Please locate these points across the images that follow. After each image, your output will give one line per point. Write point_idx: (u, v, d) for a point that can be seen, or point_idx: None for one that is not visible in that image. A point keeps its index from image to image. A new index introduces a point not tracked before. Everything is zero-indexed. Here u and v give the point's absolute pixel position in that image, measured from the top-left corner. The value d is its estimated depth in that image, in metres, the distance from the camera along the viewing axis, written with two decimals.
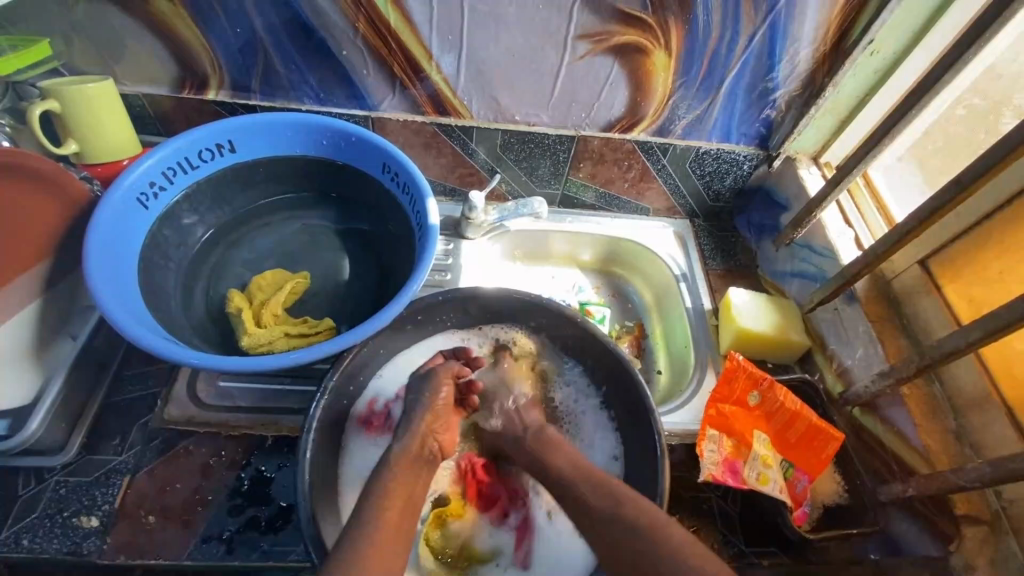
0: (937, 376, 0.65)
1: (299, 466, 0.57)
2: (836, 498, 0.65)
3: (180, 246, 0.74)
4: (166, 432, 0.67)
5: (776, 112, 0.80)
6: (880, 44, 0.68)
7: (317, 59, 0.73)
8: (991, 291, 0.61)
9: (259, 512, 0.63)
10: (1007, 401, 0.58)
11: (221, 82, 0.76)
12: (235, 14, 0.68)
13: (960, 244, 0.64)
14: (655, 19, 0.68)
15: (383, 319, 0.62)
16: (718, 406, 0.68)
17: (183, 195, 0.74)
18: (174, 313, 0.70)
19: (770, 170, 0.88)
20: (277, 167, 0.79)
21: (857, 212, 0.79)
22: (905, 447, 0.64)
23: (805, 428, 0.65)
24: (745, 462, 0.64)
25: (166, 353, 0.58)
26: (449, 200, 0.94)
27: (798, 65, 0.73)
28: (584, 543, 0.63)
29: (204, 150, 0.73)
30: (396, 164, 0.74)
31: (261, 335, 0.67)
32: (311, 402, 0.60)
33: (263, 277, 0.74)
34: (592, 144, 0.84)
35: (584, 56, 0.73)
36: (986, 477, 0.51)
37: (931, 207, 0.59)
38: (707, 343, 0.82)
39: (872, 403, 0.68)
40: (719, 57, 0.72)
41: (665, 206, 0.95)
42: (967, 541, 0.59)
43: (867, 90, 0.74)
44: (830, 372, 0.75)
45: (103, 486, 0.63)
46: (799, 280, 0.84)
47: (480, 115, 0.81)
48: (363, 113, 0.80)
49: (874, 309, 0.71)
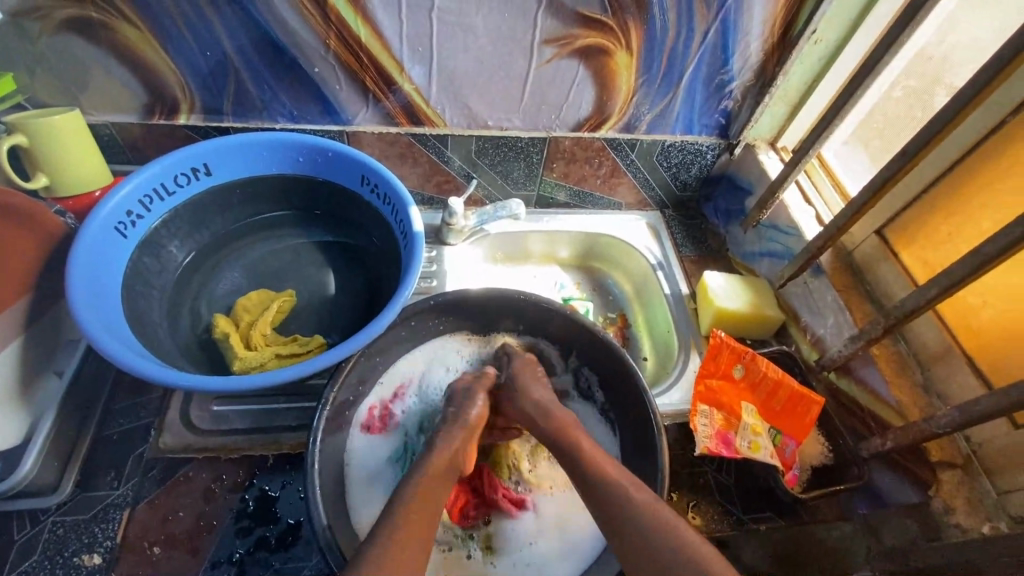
0: (902, 335, 0.70)
1: (306, 478, 0.57)
2: (822, 458, 0.69)
3: (161, 272, 0.74)
4: (164, 461, 0.66)
5: (733, 103, 0.85)
6: (822, 34, 0.74)
7: (288, 78, 0.74)
8: (941, 252, 0.66)
9: (267, 532, 0.63)
10: (968, 352, 0.63)
11: (192, 107, 0.76)
12: (204, 37, 0.68)
13: (911, 212, 0.69)
14: (615, 21, 0.71)
15: (376, 329, 0.63)
16: (706, 382, 0.72)
17: (161, 221, 0.73)
18: (162, 339, 0.69)
19: (731, 157, 0.93)
20: (254, 188, 0.79)
21: (815, 191, 0.85)
22: (879, 404, 0.69)
23: (787, 394, 0.69)
24: (736, 432, 0.68)
25: (165, 377, 0.58)
26: (428, 209, 0.96)
27: (750, 57, 0.78)
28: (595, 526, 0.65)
29: (180, 174, 0.73)
30: (375, 175, 0.75)
31: (252, 358, 0.67)
32: (313, 415, 0.61)
33: (248, 298, 0.74)
34: (563, 144, 0.87)
35: (550, 60, 0.76)
36: (955, 422, 0.55)
37: (882, 179, 0.64)
38: (688, 325, 0.86)
39: (846, 367, 0.72)
40: (677, 53, 0.76)
41: (636, 200, 0.99)
42: (945, 484, 0.63)
43: (815, 76, 0.80)
44: (804, 343, 0.81)
45: (103, 522, 0.62)
46: (767, 258, 0.89)
47: (454, 123, 0.83)
48: (338, 128, 0.81)
49: (840, 280, 0.76)
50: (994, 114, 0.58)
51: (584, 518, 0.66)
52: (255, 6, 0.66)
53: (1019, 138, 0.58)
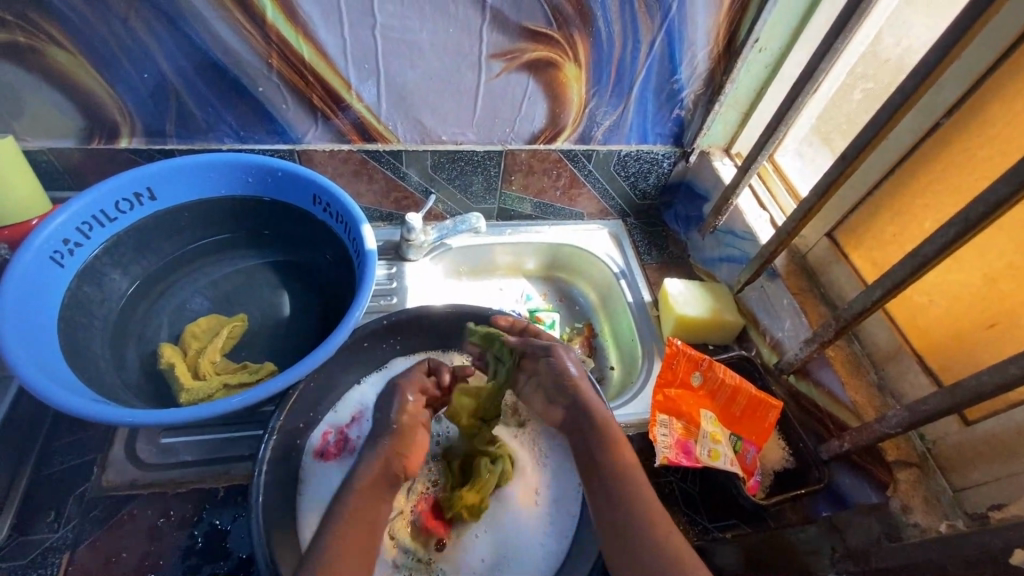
0: (856, 335, 0.70)
1: (252, 510, 0.56)
2: (783, 463, 0.70)
3: (104, 301, 0.71)
4: (108, 499, 0.63)
5: (686, 111, 0.86)
6: (764, 43, 0.76)
7: (232, 98, 0.73)
8: (887, 251, 0.67)
9: (216, 569, 0.60)
10: (918, 350, 0.63)
11: (133, 130, 0.74)
12: (140, 58, 0.67)
13: (858, 215, 0.70)
14: (562, 33, 0.72)
15: (326, 350, 0.61)
16: (665, 391, 0.72)
17: (102, 248, 0.71)
18: (104, 372, 0.66)
19: (688, 164, 0.94)
20: (203, 211, 0.77)
21: (769, 195, 0.86)
22: (837, 406, 0.69)
23: (747, 400, 0.70)
24: (697, 440, 0.68)
25: (102, 416, 0.55)
26: (386, 225, 0.95)
27: (698, 66, 0.79)
28: (542, 547, 0.63)
29: (122, 200, 0.71)
30: (327, 195, 0.74)
31: (199, 389, 0.65)
32: (258, 446, 0.59)
33: (197, 324, 0.72)
34: (520, 157, 0.87)
35: (499, 74, 0.76)
36: (905, 421, 0.56)
37: (825, 183, 0.65)
38: (651, 333, 0.86)
39: (804, 369, 0.73)
40: (625, 65, 0.77)
41: (597, 209, 0.99)
42: (902, 483, 0.62)
43: (762, 83, 0.81)
44: (764, 346, 0.81)
45: (40, 567, 0.59)
46: (726, 263, 0.90)
47: (407, 138, 0.82)
48: (287, 147, 0.80)
49: (795, 283, 0.77)
50: (927, 118, 0.60)
51: (526, 540, 0.64)
52: (193, 27, 0.65)
53: (952, 141, 0.59)
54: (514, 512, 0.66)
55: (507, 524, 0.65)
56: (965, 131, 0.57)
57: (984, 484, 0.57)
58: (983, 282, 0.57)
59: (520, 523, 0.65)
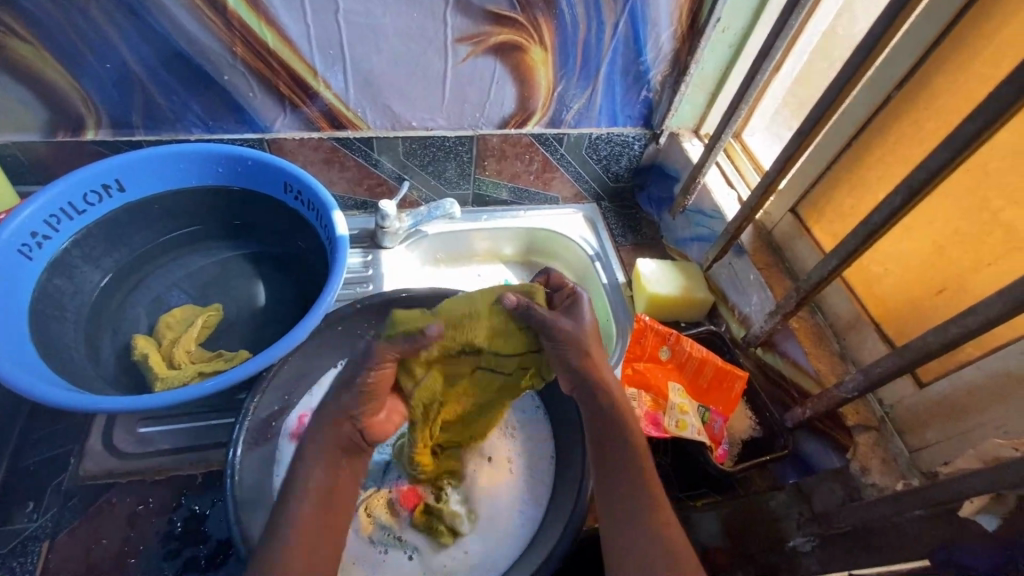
0: (820, 307, 0.72)
1: (226, 489, 0.57)
2: (751, 432, 0.73)
3: (76, 294, 0.71)
4: (86, 489, 0.64)
5: (653, 92, 0.87)
6: (726, 23, 0.77)
7: (198, 88, 0.73)
8: (846, 224, 0.69)
9: (196, 552, 0.62)
10: (876, 318, 0.65)
11: (99, 122, 0.74)
12: (101, 49, 0.66)
13: (819, 188, 0.72)
14: (526, 17, 0.72)
15: (302, 331, 0.62)
16: (634, 365, 0.75)
17: (71, 241, 0.71)
18: (78, 364, 0.66)
19: (658, 146, 0.95)
20: (173, 202, 0.77)
21: (737, 173, 0.87)
22: (800, 375, 0.71)
23: (712, 370, 0.72)
24: (665, 412, 0.70)
25: (78, 404, 0.55)
26: (360, 213, 0.95)
27: (662, 48, 0.80)
28: (519, 523, 0.64)
29: (90, 192, 0.70)
30: (296, 181, 0.74)
31: (175, 377, 0.66)
32: (232, 428, 0.60)
33: (171, 315, 0.73)
34: (491, 141, 0.88)
35: (465, 58, 0.76)
36: (860, 386, 0.58)
37: (784, 157, 0.67)
38: (625, 311, 0.88)
39: (771, 341, 0.75)
40: (591, 46, 0.77)
41: (572, 193, 1.01)
42: (861, 447, 0.63)
43: (727, 64, 0.83)
44: (733, 321, 0.84)
45: (20, 555, 0.60)
46: (697, 242, 0.91)
47: (377, 124, 0.82)
48: (257, 136, 0.80)
49: (761, 258, 0.78)
50: (879, 90, 0.61)
51: (505, 519, 0.64)
52: (153, 16, 0.65)
53: (902, 114, 0.61)
54: (490, 487, 0.66)
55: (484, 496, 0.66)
56: (913, 104, 0.59)
57: (938, 444, 0.58)
58: (933, 249, 0.59)
59: (499, 505, 0.65)
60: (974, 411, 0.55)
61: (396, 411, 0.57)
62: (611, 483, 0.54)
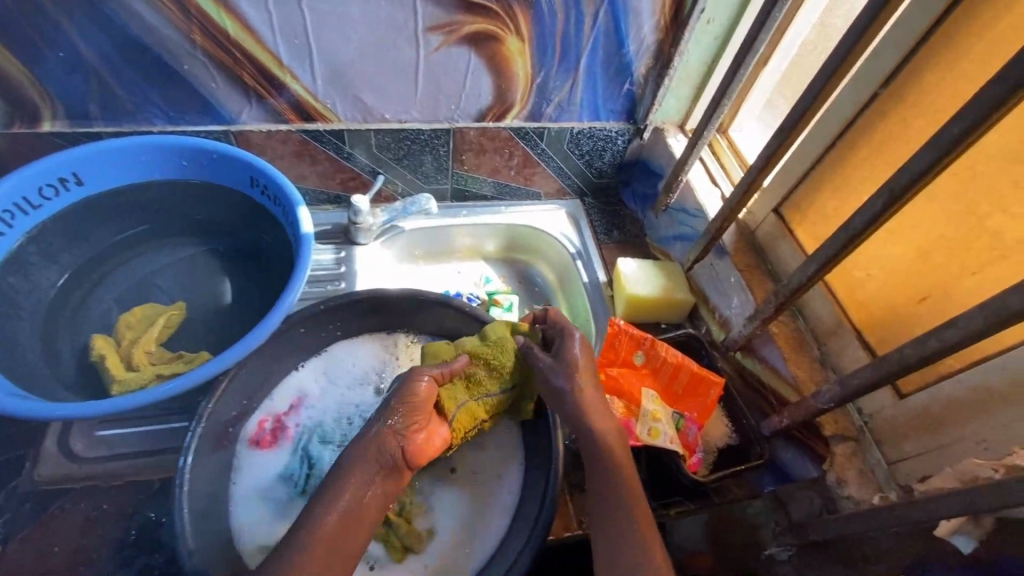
0: (801, 312, 0.70)
1: (176, 498, 0.54)
2: (726, 439, 0.71)
3: (32, 292, 0.68)
4: (40, 494, 0.62)
5: (636, 86, 0.84)
6: (711, 14, 0.74)
7: (158, 78, 0.70)
8: (829, 225, 0.66)
9: (152, 560, 0.60)
10: (857, 325, 0.63)
11: (55, 113, 0.71)
12: (52, 37, 0.63)
13: (803, 188, 0.69)
14: (500, 6, 0.69)
15: (262, 331, 0.60)
16: (608, 370, 0.73)
17: (27, 237, 0.68)
18: (32, 365, 0.64)
19: (642, 142, 0.92)
20: (135, 197, 0.75)
21: (721, 170, 0.84)
22: (779, 381, 0.69)
23: (688, 376, 0.70)
24: (637, 419, 0.68)
25: (26, 412, 0.53)
26: (333, 208, 0.92)
27: (645, 40, 0.77)
28: (484, 537, 0.62)
29: (44, 185, 0.68)
30: (262, 176, 0.71)
31: (132, 379, 0.64)
32: (185, 433, 0.58)
33: (131, 314, 0.70)
34: (468, 135, 0.85)
35: (438, 48, 0.73)
36: (837, 397, 0.56)
37: (766, 156, 0.64)
38: (605, 311, 0.86)
39: (751, 346, 0.73)
40: (570, 38, 0.74)
41: (554, 188, 0.98)
42: (837, 457, 0.62)
43: (712, 57, 0.80)
44: (713, 322, 0.81)
45: None
46: (680, 241, 0.89)
47: (348, 116, 0.79)
48: (222, 127, 0.77)
49: (743, 259, 0.76)
50: (866, 87, 0.58)
51: (469, 529, 0.63)
52: (106, 3, 0.61)
53: (888, 112, 0.58)
54: (455, 497, 0.65)
55: (450, 505, 0.65)
56: (900, 102, 0.57)
57: (917, 456, 0.56)
58: (916, 255, 0.57)
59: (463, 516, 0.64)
60: (952, 425, 0.53)
61: (439, 434, 0.56)
62: (595, 499, 0.55)
